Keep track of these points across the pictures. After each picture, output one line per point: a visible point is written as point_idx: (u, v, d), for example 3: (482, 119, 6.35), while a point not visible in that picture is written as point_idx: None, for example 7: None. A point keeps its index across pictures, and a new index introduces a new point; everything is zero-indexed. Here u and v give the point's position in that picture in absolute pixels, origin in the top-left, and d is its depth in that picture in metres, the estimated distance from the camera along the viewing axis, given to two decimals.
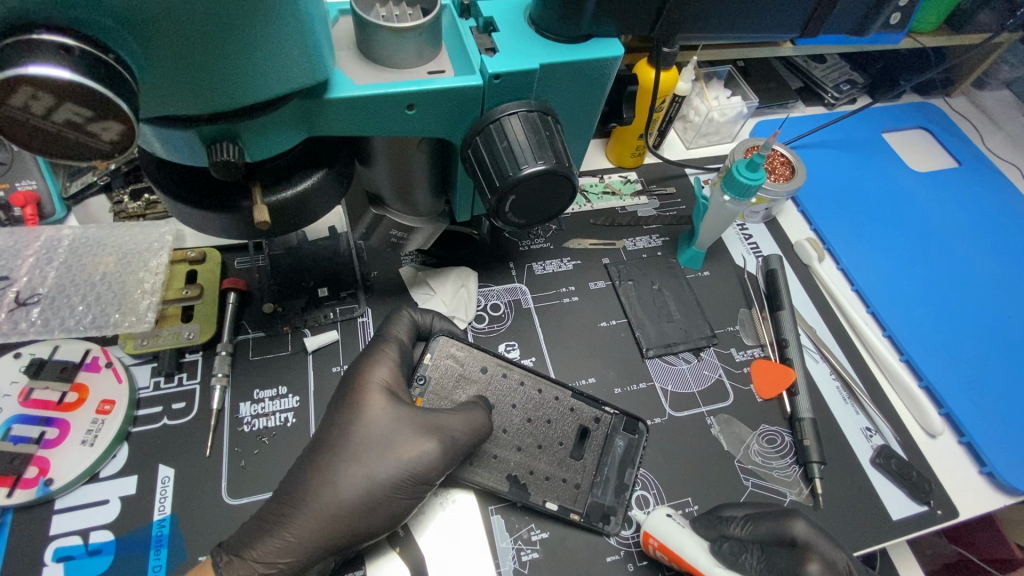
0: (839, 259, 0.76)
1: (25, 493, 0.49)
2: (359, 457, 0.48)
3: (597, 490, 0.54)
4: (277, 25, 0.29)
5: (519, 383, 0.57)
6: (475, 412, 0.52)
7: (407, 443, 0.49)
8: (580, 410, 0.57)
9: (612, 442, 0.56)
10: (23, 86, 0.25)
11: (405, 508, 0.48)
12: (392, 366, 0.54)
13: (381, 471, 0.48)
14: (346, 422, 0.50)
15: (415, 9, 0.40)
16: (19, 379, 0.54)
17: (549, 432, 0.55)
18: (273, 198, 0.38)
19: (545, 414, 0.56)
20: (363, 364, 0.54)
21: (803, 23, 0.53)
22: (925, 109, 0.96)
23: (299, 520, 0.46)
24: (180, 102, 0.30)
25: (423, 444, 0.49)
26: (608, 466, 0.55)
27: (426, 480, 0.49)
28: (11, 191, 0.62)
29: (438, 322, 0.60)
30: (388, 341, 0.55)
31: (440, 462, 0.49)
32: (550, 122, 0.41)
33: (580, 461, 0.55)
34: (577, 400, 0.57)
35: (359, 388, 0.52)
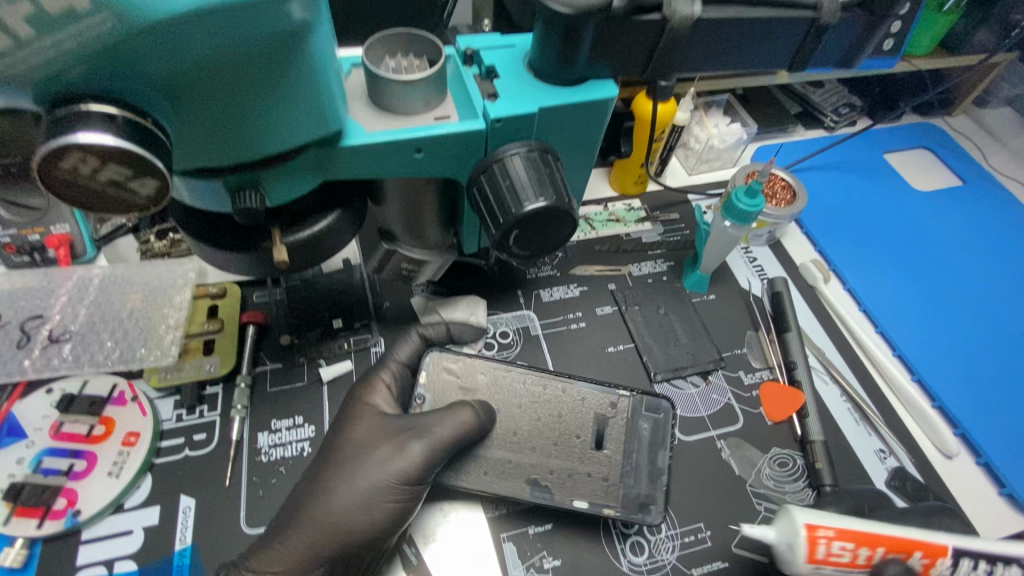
0: (845, 279, 0.76)
1: (54, 524, 0.51)
2: (348, 469, 0.50)
3: (628, 480, 0.54)
4: (298, 84, 0.31)
5: (522, 381, 0.59)
6: (459, 412, 0.52)
7: (383, 445, 0.51)
8: (592, 399, 0.58)
9: (636, 426, 0.57)
10: (73, 152, 0.26)
11: (393, 511, 0.49)
12: (385, 390, 0.56)
13: (363, 476, 0.49)
14: (336, 435, 0.53)
15: (422, 60, 0.43)
16: (51, 414, 0.57)
17: (567, 427, 0.56)
18: (292, 238, 0.41)
19: (556, 408, 0.57)
20: (360, 391, 0.56)
21: (789, 57, 0.48)
22: (927, 128, 0.97)
23: (309, 543, 0.47)
24: (210, 155, 0.32)
25: (398, 447, 0.51)
26: (633, 449, 0.56)
27: (406, 477, 0.49)
28: (46, 235, 0.65)
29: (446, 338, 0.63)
30: (383, 362, 0.58)
31: (426, 463, 0.50)
32: (551, 159, 0.43)
33: (603, 453, 0.55)
34: (587, 388, 0.59)
35: (353, 408, 0.54)
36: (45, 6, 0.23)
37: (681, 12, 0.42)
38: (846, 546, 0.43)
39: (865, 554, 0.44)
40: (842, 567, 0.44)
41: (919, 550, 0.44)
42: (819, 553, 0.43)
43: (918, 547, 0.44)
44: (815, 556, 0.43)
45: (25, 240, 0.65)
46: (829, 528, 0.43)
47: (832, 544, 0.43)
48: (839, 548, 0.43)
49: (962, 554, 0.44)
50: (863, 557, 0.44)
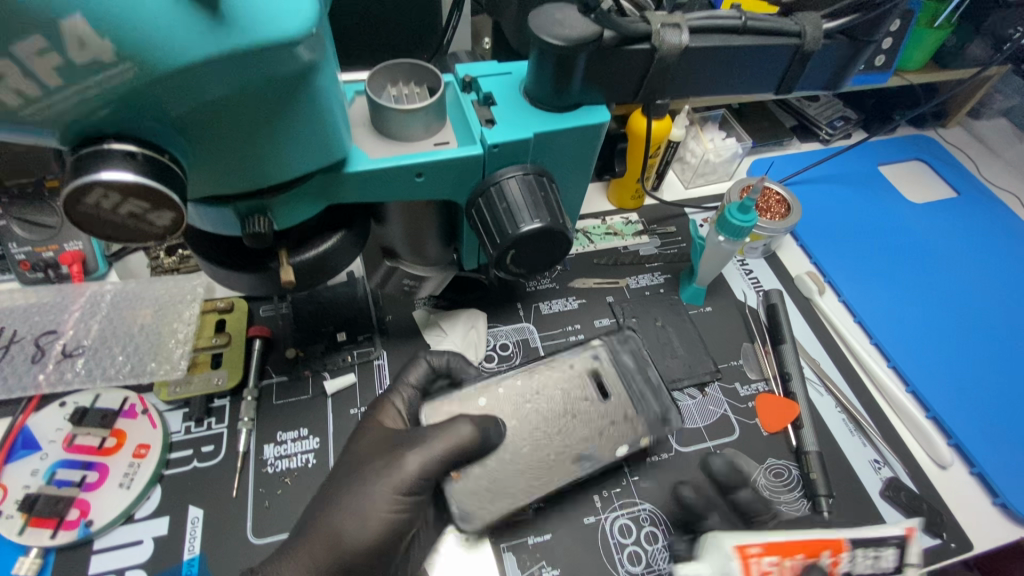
0: (840, 291, 0.78)
1: (67, 534, 0.53)
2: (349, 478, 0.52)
3: (640, 407, 0.59)
4: (304, 117, 0.33)
5: (520, 382, 0.59)
6: (458, 428, 0.53)
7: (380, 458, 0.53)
8: (578, 361, 0.61)
9: (620, 359, 0.62)
10: (96, 189, 0.28)
11: (385, 519, 0.50)
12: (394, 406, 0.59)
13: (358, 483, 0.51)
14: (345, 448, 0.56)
15: (423, 88, 0.45)
16: (64, 426, 0.58)
17: (571, 392, 0.59)
18: (298, 258, 0.42)
19: (554, 386, 0.59)
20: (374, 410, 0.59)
21: (775, 82, 0.50)
22: (921, 141, 0.99)
23: (307, 547, 0.49)
24: (222, 185, 0.34)
25: (393, 458, 0.52)
26: (630, 382, 0.60)
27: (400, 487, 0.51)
28: (60, 252, 0.67)
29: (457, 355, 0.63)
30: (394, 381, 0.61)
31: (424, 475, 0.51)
32: (546, 182, 0.45)
33: (611, 398, 0.59)
34: (567, 355, 0.62)
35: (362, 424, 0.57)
36: (73, 58, 0.24)
37: (669, 41, 0.43)
38: (776, 560, 0.44)
39: (790, 564, 0.44)
40: None
41: (826, 548, 0.45)
42: (750, 574, 0.43)
43: (825, 545, 0.45)
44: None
45: (39, 257, 0.66)
46: (756, 545, 0.44)
47: (759, 560, 0.44)
48: (768, 562, 0.44)
49: (868, 542, 0.46)
50: (788, 568, 0.44)
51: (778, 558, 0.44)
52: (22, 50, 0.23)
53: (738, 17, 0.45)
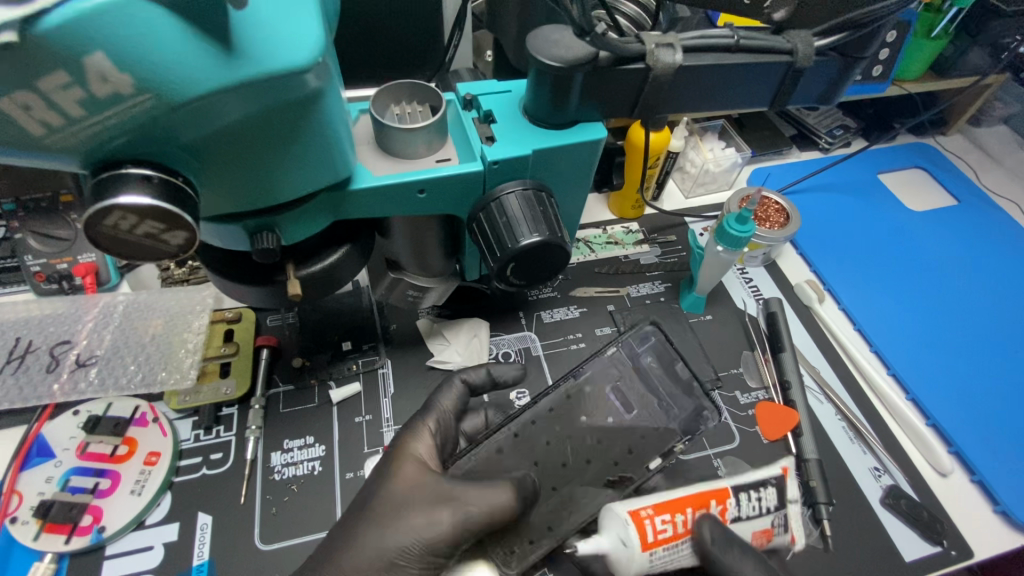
0: (840, 299, 0.78)
1: (80, 540, 0.54)
2: (380, 522, 0.50)
3: (671, 408, 0.61)
4: (310, 138, 0.34)
5: (549, 410, 0.60)
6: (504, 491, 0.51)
7: (419, 513, 0.50)
8: (601, 376, 0.62)
9: (643, 363, 0.63)
10: (115, 212, 0.29)
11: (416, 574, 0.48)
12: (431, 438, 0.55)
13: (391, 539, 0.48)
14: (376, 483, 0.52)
15: (425, 106, 0.46)
16: (77, 434, 0.60)
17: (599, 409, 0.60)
18: (304, 271, 0.44)
19: (580, 406, 0.60)
20: (405, 433, 0.56)
21: (769, 97, 0.51)
22: (921, 148, 0.99)
23: None
24: (232, 203, 0.35)
25: (433, 517, 0.49)
26: (657, 394, 0.62)
27: (436, 550, 0.49)
28: (74, 264, 0.69)
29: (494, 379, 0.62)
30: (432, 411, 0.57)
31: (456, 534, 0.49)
32: (544, 197, 0.46)
33: (639, 405, 0.61)
34: (587, 372, 0.62)
35: (396, 457, 0.53)
36: (94, 91, 0.25)
37: (664, 60, 0.44)
38: (667, 518, 0.50)
39: (680, 521, 0.50)
40: (668, 542, 0.50)
41: (712, 499, 0.52)
42: (648, 535, 0.49)
43: (710, 497, 0.52)
44: (645, 538, 0.49)
45: (54, 269, 0.68)
46: (647, 507, 0.50)
47: (653, 521, 0.49)
48: (660, 522, 0.50)
49: (746, 490, 0.53)
50: (679, 525, 0.50)
51: (666, 518, 0.50)
52: (47, 86, 0.25)
53: (731, 36, 0.46)
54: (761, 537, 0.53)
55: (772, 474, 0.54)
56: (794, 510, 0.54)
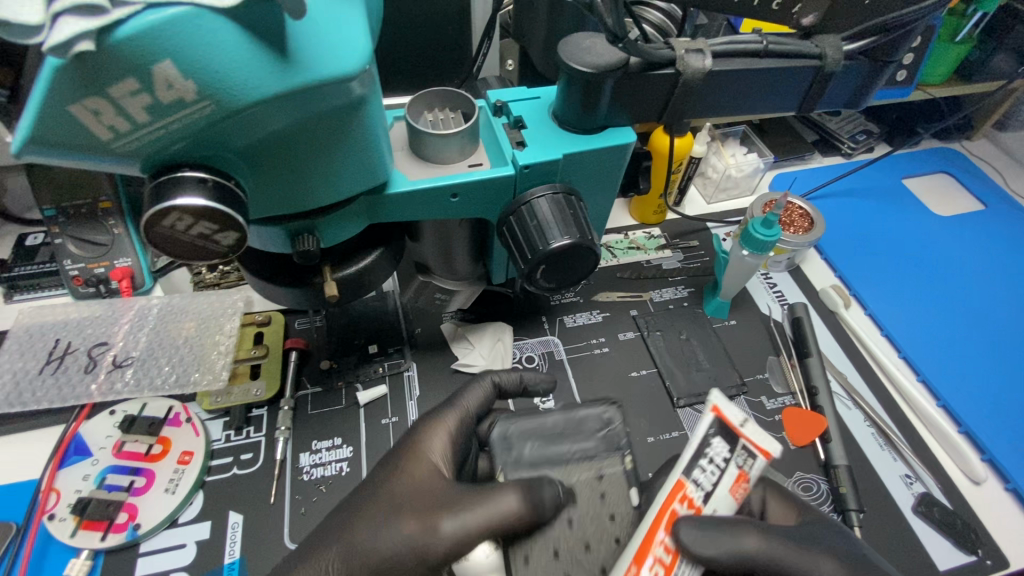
0: (867, 305, 0.77)
1: (116, 537, 0.55)
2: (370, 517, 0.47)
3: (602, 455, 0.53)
4: (354, 143, 0.36)
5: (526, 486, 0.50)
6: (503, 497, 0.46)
7: (411, 516, 0.46)
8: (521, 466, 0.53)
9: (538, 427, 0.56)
10: (173, 213, 0.30)
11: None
12: (447, 438, 0.53)
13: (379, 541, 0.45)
14: (379, 481, 0.50)
15: (456, 113, 0.47)
16: (113, 434, 0.62)
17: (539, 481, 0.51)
18: (340, 273, 0.45)
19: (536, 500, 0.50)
20: (420, 428, 0.54)
21: (797, 101, 0.51)
22: (946, 153, 0.98)
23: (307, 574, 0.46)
24: (277, 206, 0.37)
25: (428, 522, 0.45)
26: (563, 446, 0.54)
27: (428, 562, 0.44)
28: (111, 268, 0.71)
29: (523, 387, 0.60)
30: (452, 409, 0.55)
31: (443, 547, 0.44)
32: (574, 200, 0.47)
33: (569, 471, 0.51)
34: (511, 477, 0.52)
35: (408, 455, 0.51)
36: (160, 98, 0.27)
37: (693, 65, 0.45)
38: (653, 563, 0.38)
39: (661, 551, 0.38)
40: None
41: (671, 505, 0.39)
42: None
43: (669, 503, 0.39)
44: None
45: (92, 273, 0.70)
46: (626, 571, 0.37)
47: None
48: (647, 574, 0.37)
49: (694, 463, 0.40)
50: (663, 556, 0.38)
51: (648, 563, 0.38)
52: (117, 92, 0.26)
53: (760, 41, 0.46)
54: (739, 487, 0.40)
55: (705, 425, 0.40)
56: (752, 435, 0.39)
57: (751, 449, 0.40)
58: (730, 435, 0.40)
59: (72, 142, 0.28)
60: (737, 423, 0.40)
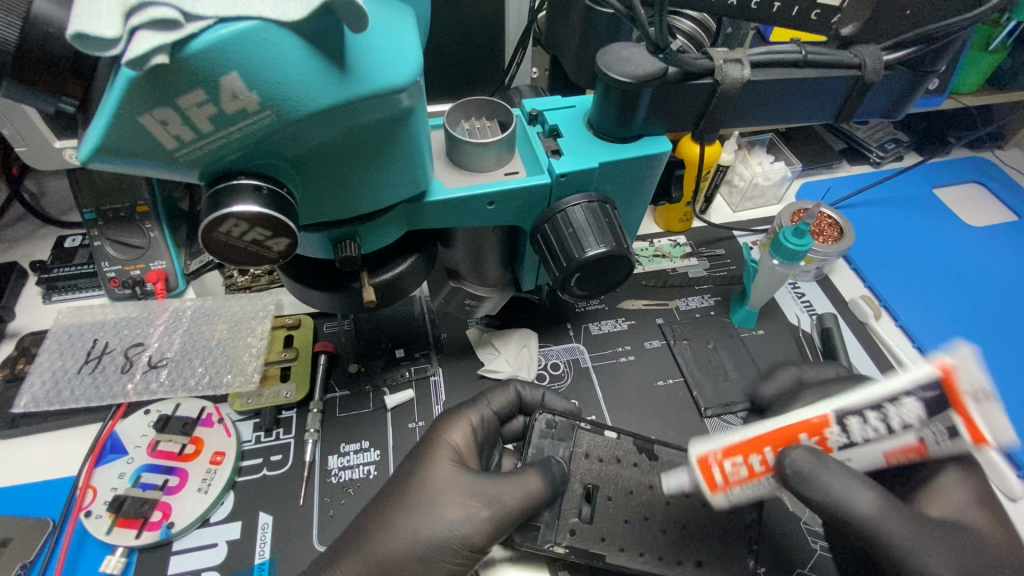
0: (897, 316, 0.76)
1: (151, 535, 0.56)
2: (409, 507, 0.49)
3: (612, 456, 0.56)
4: (399, 153, 0.36)
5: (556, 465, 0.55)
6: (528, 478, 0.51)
7: (452, 504, 0.49)
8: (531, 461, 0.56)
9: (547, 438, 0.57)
10: (230, 220, 0.31)
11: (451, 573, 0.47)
12: (468, 430, 0.55)
13: (424, 527, 0.48)
14: (408, 471, 0.52)
15: (492, 122, 0.48)
16: (148, 433, 0.63)
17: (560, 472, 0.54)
18: (378, 278, 0.46)
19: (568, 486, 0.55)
20: (440, 424, 0.56)
21: (833, 111, 0.51)
22: (979, 163, 0.96)
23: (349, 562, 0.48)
24: (323, 214, 0.37)
25: (467, 510, 0.49)
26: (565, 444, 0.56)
27: (472, 544, 0.48)
28: (147, 270, 0.72)
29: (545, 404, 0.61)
30: (473, 406, 0.57)
31: (489, 529, 0.48)
32: (609, 209, 0.47)
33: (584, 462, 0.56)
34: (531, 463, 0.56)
35: (431, 445, 0.53)
36: (224, 108, 0.28)
37: (732, 76, 0.45)
38: (739, 462, 0.43)
39: (758, 460, 0.43)
40: (744, 482, 0.43)
41: (800, 432, 0.42)
42: (718, 480, 0.43)
43: (798, 429, 0.42)
44: (715, 484, 0.43)
45: (128, 275, 0.72)
46: (712, 451, 0.43)
47: (722, 465, 0.43)
48: (737, 465, 0.43)
49: (866, 409, 0.39)
50: (757, 464, 0.43)
51: (745, 459, 0.43)
52: (185, 103, 0.27)
53: (798, 51, 0.46)
54: (909, 450, 0.40)
55: (918, 382, 0.38)
56: (975, 417, 0.36)
57: (962, 430, 0.37)
58: (937, 407, 0.37)
59: (139, 150, 0.29)
60: (967, 398, 0.37)
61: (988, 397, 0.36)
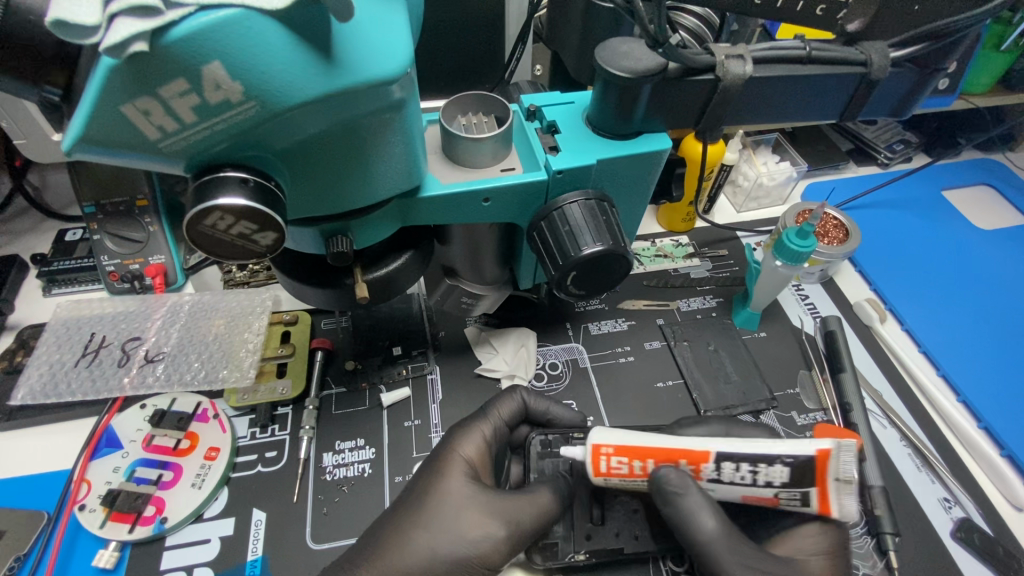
0: (903, 320, 0.75)
1: (144, 529, 0.56)
2: (426, 523, 0.49)
3: None
4: (391, 147, 0.36)
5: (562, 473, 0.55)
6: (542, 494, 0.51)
7: (472, 520, 0.49)
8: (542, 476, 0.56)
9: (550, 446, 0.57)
10: (215, 212, 0.31)
11: None
12: (481, 443, 0.54)
13: (442, 544, 0.47)
14: (423, 489, 0.51)
15: (489, 117, 0.47)
16: (143, 427, 0.63)
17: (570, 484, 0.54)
18: (371, 275, 0.45)
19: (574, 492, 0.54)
20: (451, 438, 0.55)
21: (839, 109, 0.50)
22: (989, 165, 0.94)
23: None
24: (314, 208, 0.37)
25: (484, 527, 0.48)
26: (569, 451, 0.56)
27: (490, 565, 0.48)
28: (146, 264, 0.72)
29: (547, 417, 0.59)
30: (484, 416, 0.56)
31: (507, 548, 0.48)
32: (607, 206, 0.46)
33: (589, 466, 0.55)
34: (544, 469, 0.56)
35: (443, 460, 0.52)
36: (207, 98, 0.27)
37: (734, 72, 0.44)
38: (625, 461, 0.48)
39: (640, 465, 0.48)
40: (622, 477, 0.50)
41: (683, 457, 0.47)
42: (603, 467, 0.49)
43: (682, 455, 0.47)
44: (599, 469, 0.49)
45: (127, 269, 0.72)
46: (609, 446, 0.48)
47: (612, 459, 0.49)
48: (619, 462, 0.49)
49: (744, 459, 0.45)
50: (638, 467, 0.49)
51: (631, 459, 0.48)
52: (167, 92, 0.26)
53: (803, 47, 0.45)
54: (762, 500, 0.48)
55: (800, 457, 0.44)
56: (828, 492, 0.44)
57: (810, 499, 0.45)
58: (805, 479, 0.44)
59: (122, 140, 0.28)
60: (833, 479, 0.44)
61: (848, 483, 0.44)
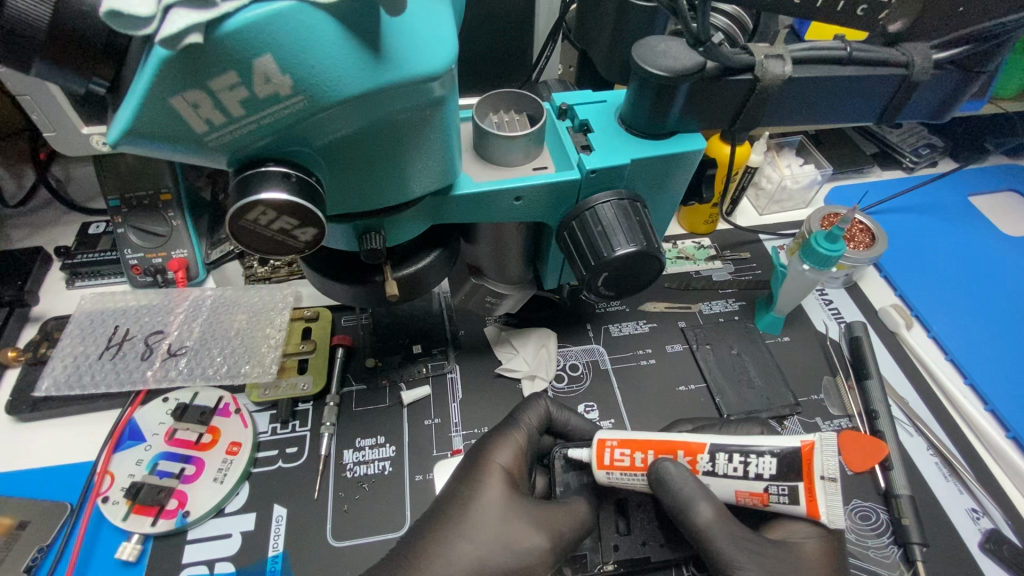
0: (930, 327, 0.74)
1: (166, 523, 0.56)
2: (470, 533, 0.49)
3: None
4: (429, 144, 0.35)
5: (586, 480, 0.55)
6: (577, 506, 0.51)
7: (515, 530, 0.49)
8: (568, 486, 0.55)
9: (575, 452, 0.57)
10: (259, 207, 0.31)
11: None
12: (516, 451, 0.54)
13: (491, 556, 0.48)
14: (465, 498, 0.51)
15: (522, 115, 0.47)
16: (166, 420, 0.63)
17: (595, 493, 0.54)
18: (400, 273, 0.45)
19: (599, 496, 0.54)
20: (489, 446, 0.54)
21: (878, 111, 0.49)
22: (1017, 170, 0.92)
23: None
24: (350, 205, 0.37)
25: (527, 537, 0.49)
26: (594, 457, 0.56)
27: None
28: (168, 258, 0.73)
29: (568, 428, 0.59)
30: (514, 423, 0.56)
31: (551, 556, 0.48)
32: (639, 207, 0.46)
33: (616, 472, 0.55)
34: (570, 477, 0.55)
35: (481, 468, 0.52)
36: (256, 92, 0.27)
37: (772, 72, 0.43)
38: (628, 453, 0.50)
39: (641, 458, 0.50)
40: (625, 472, 0.50)
41: (681, 448, 0.49)
42: (605, 460, 0.50)
43: (680, 447, 0.49)
44: (602, 462, 0.50)
45: (150, 262, 0.72)
46: (612, 438, 0.50)
47: (614, 451, 0.50)
48: (622, 454, 0.50)
49: (730, 448, 0.47)
50: (639, 460, 0.50)
51: (632, 451, 0.50)
52: (217, 85, 0.26)
53: (843, 48, 0.44)
54: (754, 499, 0.48)
55: (786, 448, 0.45)
56: (819, 489, 0.45)
57: (799, 498, 0.45)
58: (792, 472, 0.45)
59: (170, 133, 0.28)
60: (819, 477, 0.45)
61: (834, 481, 0.45)
